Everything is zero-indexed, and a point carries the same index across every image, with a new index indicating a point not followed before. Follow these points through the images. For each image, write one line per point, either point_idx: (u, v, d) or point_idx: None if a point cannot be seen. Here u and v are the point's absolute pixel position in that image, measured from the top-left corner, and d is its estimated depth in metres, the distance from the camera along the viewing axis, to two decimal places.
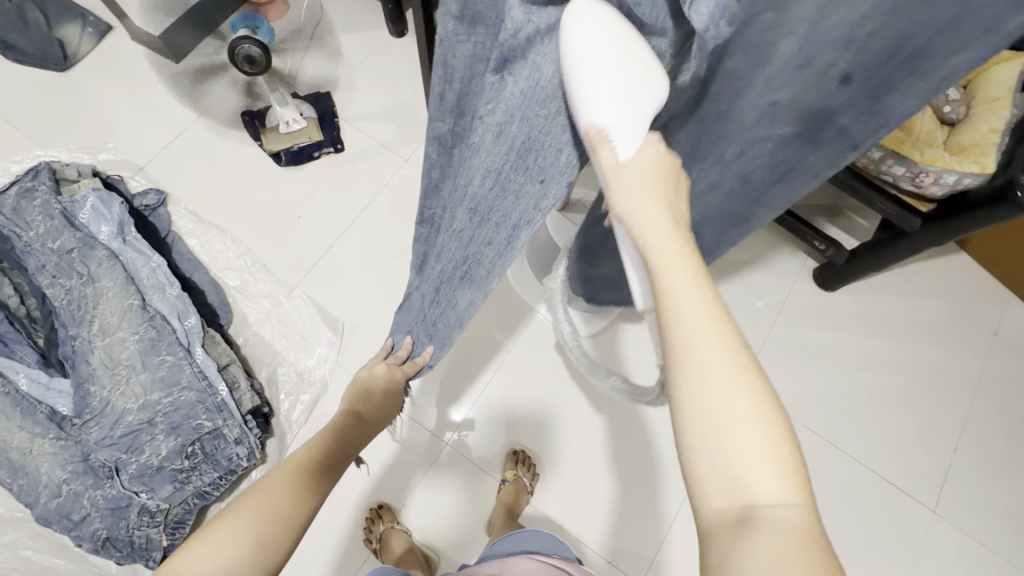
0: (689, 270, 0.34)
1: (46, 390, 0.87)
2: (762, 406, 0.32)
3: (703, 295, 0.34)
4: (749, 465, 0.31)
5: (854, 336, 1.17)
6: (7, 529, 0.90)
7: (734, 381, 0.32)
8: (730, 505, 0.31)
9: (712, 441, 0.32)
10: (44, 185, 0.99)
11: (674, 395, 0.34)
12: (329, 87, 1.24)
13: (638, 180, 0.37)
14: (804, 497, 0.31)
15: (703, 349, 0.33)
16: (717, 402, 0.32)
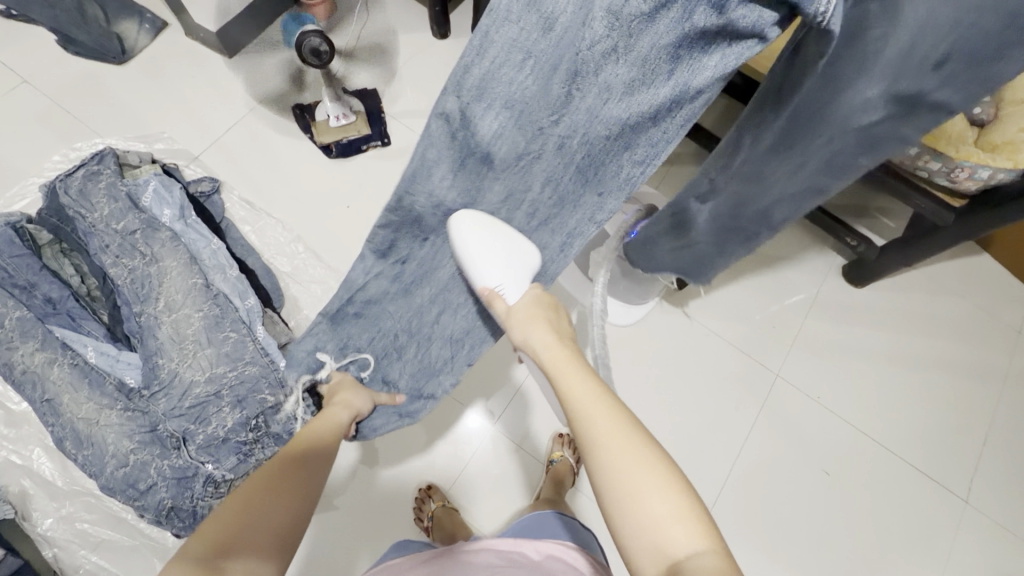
0: (579, 384, 0.55)
1: (115, 361, 0.91)
2: (663, 484, 0.45)
3: (595, 407, 0.52)
4: (666, 529, 0.43)
5: (882, 330, 1.21)
6: (65, 502, 0.91)
7: (640, 477, 0.46)
8: (659, 568, 0.42)
9: (632, 507, 0.45)
10: (109, 169, 1.02)
11: (597, 472, 0.48)
12: (375, 84, 1.29)
13: (528, 315, 0.65)
14: (716, 548, 0.42)
15: (604, 435, 0.49)
16: (620, 482, 0.46)
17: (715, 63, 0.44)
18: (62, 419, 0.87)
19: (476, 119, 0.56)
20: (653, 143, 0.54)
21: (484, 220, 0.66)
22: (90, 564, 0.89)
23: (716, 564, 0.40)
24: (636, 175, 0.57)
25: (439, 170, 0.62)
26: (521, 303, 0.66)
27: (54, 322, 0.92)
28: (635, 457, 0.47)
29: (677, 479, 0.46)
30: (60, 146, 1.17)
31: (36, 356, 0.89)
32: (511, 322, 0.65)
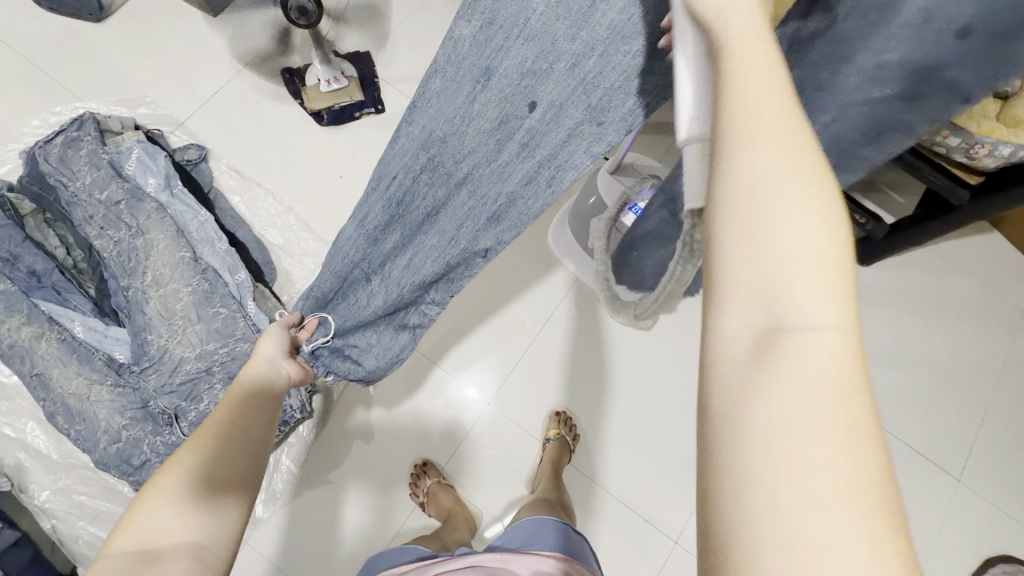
0: (760, 110, 0.25)
1: (104, 337, 0.90)
2: (810, 202, 0.24)
3: (762, 104, 0.25)
4: (782, 277, 0.23)
5: (886, 310, 1.19)
6: (61, 475, 0.92)
7: (776, 181, 0.24)
8: (749, 329, 0.23)
9: (753, 207, 0.24)
10: (90, 136, 0.97)
11: (720, 152, 0.25)
12: (368, 46, 1.22)
13: None
14: (853, 342, 0.22)
15: (757, 82, 0.26)
16: (754, 191, 0.24)
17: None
18: (52, 394, 0.86)
19: (456, 89, 0.53)
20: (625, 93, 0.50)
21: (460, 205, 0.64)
22: (89, 535, 0.90)
23: (839, 357, 0.22)
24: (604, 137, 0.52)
25: (439, 102, 0.54)
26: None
27: (39, 296, 0.90)
28: (803, 194, 0.23)
29: (840, 230, 0.24)
30: (39, 109, 1.12)
31: (23, 330, 0.87)
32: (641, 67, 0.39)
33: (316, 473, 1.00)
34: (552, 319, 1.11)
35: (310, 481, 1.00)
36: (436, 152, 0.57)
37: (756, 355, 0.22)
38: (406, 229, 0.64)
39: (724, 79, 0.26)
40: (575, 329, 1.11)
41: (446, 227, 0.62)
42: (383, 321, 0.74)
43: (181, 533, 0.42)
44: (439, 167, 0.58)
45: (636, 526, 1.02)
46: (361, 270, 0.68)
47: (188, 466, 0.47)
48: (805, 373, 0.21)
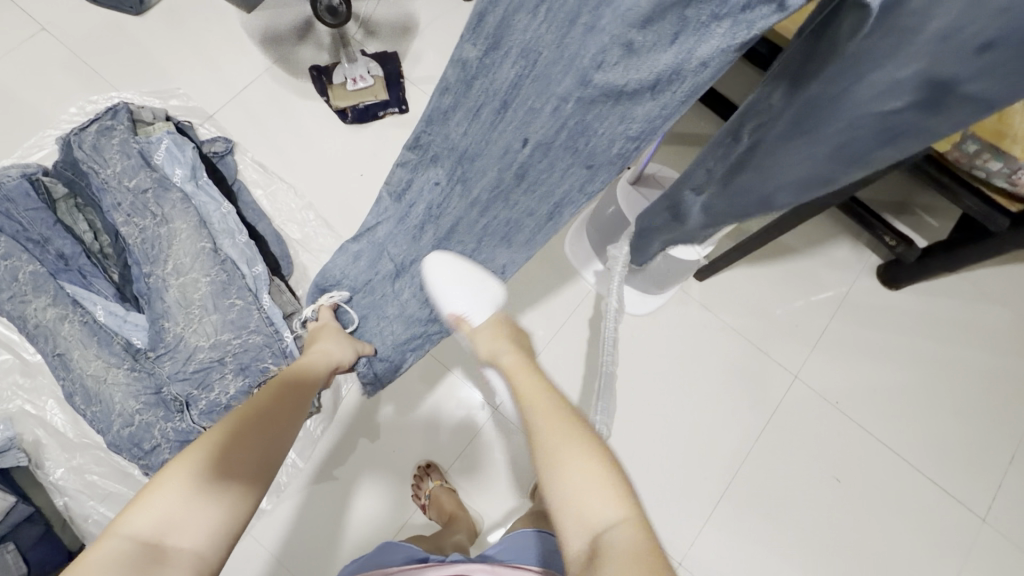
0: (530, 381, 0.60)
1: (123, 322, 0.92)
2: (588, 463, 0.47)
3: (540, 400, 0.56)
4: (586, 501, 0.45)
5: (914, 337, 1.14)
6: (75, 454, 0.94)
7: (568, 461, 0.48)
8: (583, 544, 0.43)
9: (552, 470, 0.48)
10: (122, 125, 1.00)
11: (543, 484, 0.48)
12: (396, 46, 1.23)
13: (485, 335, 0.70)
14: (633, 517, 0.44)
15: (555, 452, 0.49)
16: (549, 460, 0.49)
17: (720, 36, 0.40)
18: (71, 374, 0.88)
19: (494, 66, 0.52)
20: (648, 119, 0.49)
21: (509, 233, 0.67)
22: (98, 514, 0.92)
23: (628, 537, 0.42)
24: (627, 153, 0.55)
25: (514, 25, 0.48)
26: (483, 323, 0.71)
27: (65, 278, 0.93)
28: (587, 475, 0.47)
29: (612, 470, 0.47)
30: (77, 97, 1.15)
31: (48, 311, 0.90)
32: (475, 338, 0.70)
33: (320, 468, 1.01)
34: (564, 327, 1.10)
35: (312, 474, 1.00)
36: (488, 64, 0.52)
37: (584, 553, 0.42)
38: (439, 228, 0.74)
39: (529, 424, 0.54)
40: (585, 337, 1.10)
41: (459, 173, 0.67)
42: (405, 319, 0.83)
43: (180, 536, 0.45)
44: (482, 98, 0.56)
45: None
46: (393, 266, 0.79)
47: (190, 468, 0.49)
48: (609, 557, 0.40)
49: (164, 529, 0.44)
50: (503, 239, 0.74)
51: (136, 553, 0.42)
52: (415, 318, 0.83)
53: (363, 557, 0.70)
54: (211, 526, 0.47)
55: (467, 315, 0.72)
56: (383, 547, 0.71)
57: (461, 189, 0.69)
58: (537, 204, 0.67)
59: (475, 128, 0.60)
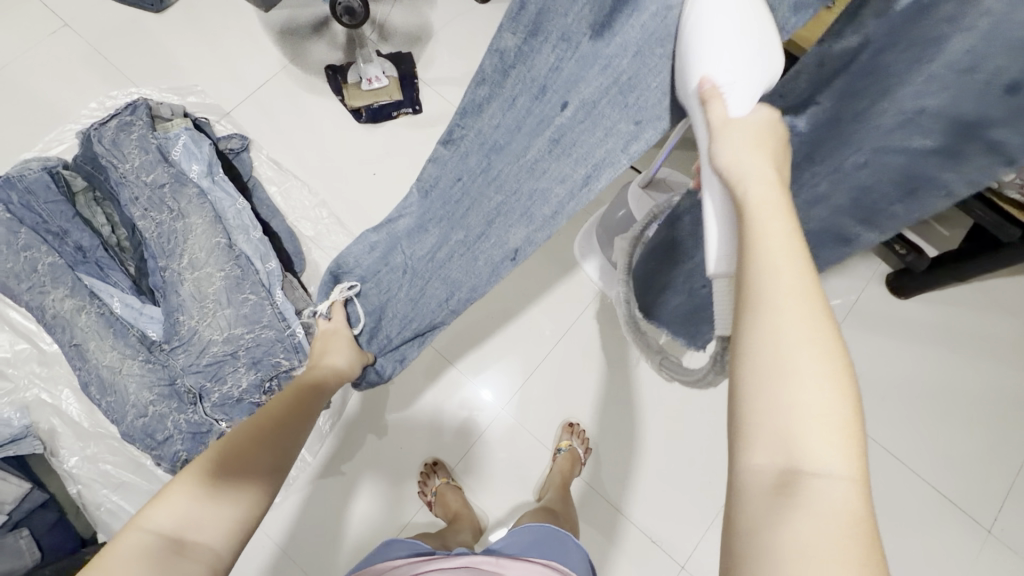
0: (767, 213, 0.35)
1: (139, 315, 0.93)
2: (819, 369, 0.30)
3: (771, 227, 0.34)
4: (807, 430, 0.29)
5: (923, 346, 1.14)
6: (89, 443, 0.95)
7: (803, 353, 0.30)
8: (772, 468, 0.29)
9: (778, 366, 0.30)
10: (141, 121, 1.02)
11: (742, 345, 0.32)
12: (411, 47, 1.24)
13: (745, 132, 0.39)
14: (856, 473, 0.29)
15: (786, 316, 0.31)
16: (772, 348, 0.31)
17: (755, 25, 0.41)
18: (87, 364, 0.90)
19: (532, 53, 0.44)
20: (711, 82, 0.46)
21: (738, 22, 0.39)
22: (111, 503, 0.94)
23: (853, 501, 0.28)
24: (622, 153, 0.48)
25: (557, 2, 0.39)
26: (751, 118, 0.40)
27: (83, 270, 0.95)
28: (825, 394, 0.30)
29: (847, 385, 0.31)
30: (97, 92, 1.17)
31: (66, 302, 0.92)
32: (721, 136, 0.39)
33: (328, 462, 1.02)
34: (572, 329, 1.11)
35: (319, 469, 1.01)
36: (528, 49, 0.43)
37: (776, 489, 0.29)
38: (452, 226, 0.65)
39: (752, 230, 0.34)
40: (592, 340, 1.11)
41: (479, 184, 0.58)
42: (408, 323, 0.81)
43: (200, 534, 0.46)
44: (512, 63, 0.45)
45: (642, 544, 1.01)
46: (402, 260, 0.71)
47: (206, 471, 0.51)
48: (815, 512, 0.28)
49: (182, 526, 0.46)
50: (503, 233, 0.61)
51: (158, 547, 0.43)
52: (417, 322, 0.80)
53: (370, 553, 0.71)
54: (227, 528, 0.48)
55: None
56: (390, 541, 0.72)
57: (450, 191, 0.62)
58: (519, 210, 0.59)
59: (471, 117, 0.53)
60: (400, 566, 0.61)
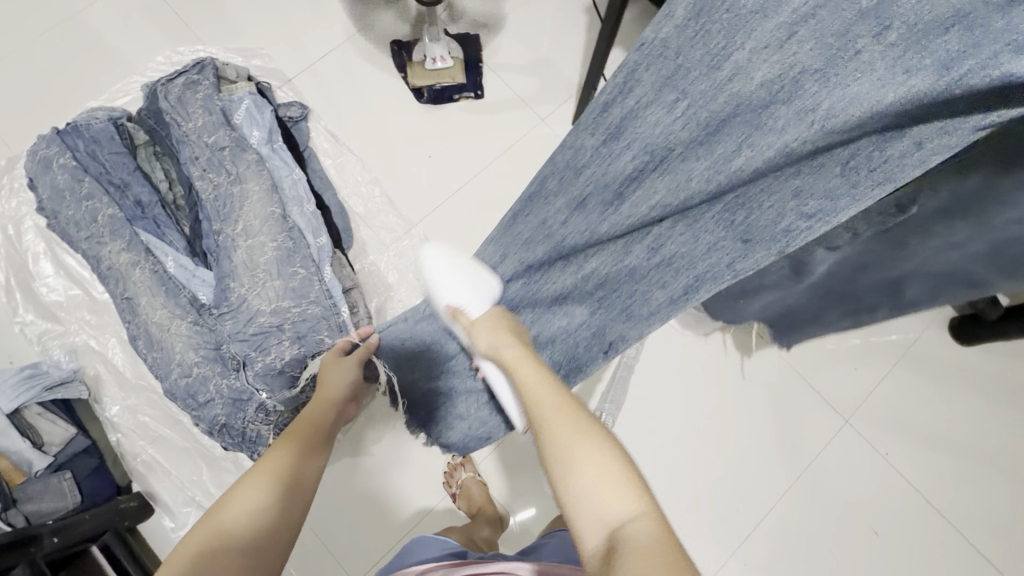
0: (533, 376, 0.50)
1: (191, 276, 0.94)
2: (598, 451, 0.41)
3: (542, 391, 0.48)
4: (596, 498, 0.39)
5: (980, 398, 1.08)
6: (131, 394, 0.97)
7: (575, 448, 0.42)
8: (599, 541, 0.38)
9: (564, 463, 0.41)
10: (207, 81, 1.01)
11: (553, 468, 0.42)
12: (479, 29, 1.21)
13: (488, 324, 0.62)
14: (651, 512, 0.38)
15: (560, 443, 0.42)
16: (555, 444, 0.43)
17: (936, 126, 0.32)
18: (137, 318, 0.92)
19: (613, 155, 0.51)
20: (829, 195, 0.37)
21: (456, 270, 0.68)
22: (146, 455, 0.96)
23: (652, 532, 0.36)
24: (794, 235, 0.40)
25: (647, 87, 0.46)
26: (484, 314, 0.64)
27: (141, 225, 0.96)
28: (602, 467, 0.40)
29: (613, 445, 0.42)
30: (164, 47, 1.17)
31: (122, 255, 0.93)
32: (474, 330, 0.62)
33: (358, 441, 1.02)
34: None
35: (349, 447, 1.02)
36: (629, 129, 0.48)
37: (603, 553, 0.37)
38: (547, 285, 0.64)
39: (524, 387, 0.49)
40: None
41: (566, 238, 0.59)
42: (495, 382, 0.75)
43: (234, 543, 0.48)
44: (597, 147, 0.52)
45: None
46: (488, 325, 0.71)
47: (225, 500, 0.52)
48: (630, 555, 0.34)
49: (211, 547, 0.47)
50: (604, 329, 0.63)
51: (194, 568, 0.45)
52: None
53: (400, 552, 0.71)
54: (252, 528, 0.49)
55: (465, 307, 0.65)
56: (417, 542, 0.72)
57: (571, 267, 0.60)
58: (674, 277, 0.50)
59: (579, 221, 0.57)
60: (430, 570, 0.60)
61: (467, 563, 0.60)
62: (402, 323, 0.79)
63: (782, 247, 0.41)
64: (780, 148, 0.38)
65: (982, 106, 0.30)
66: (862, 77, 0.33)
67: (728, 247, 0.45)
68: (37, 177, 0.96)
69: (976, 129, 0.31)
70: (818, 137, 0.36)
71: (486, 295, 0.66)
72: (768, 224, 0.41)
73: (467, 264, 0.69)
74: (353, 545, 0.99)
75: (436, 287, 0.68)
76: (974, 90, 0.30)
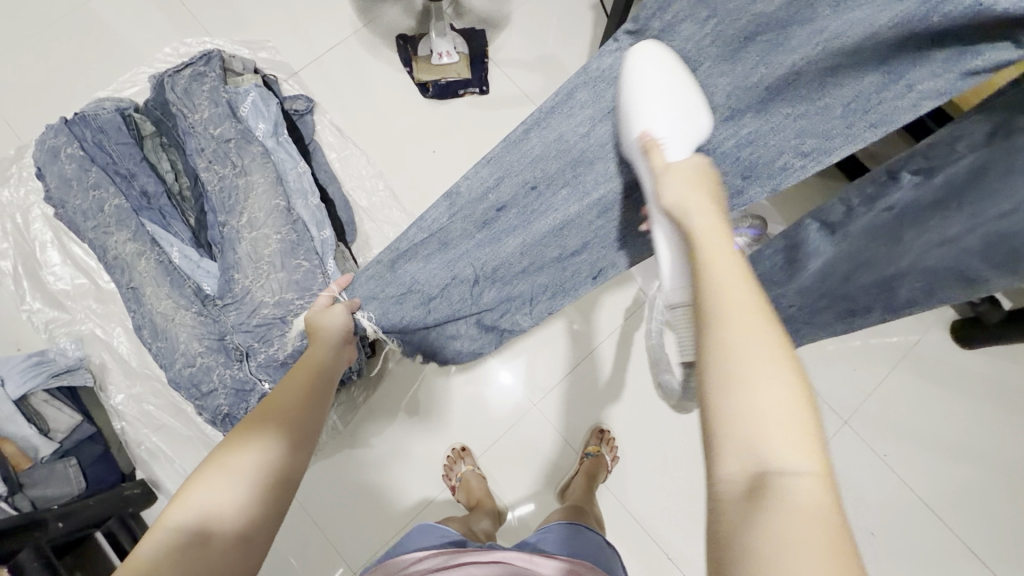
0: (723, 271, 0.42)
1: (196, 267, 0.95)
2: (786, 384, 0.36)
3: (731, 279, 0.41)
4: (763, 431, 0.34)
5: (979, 403, 1.08)
6: (135, 382, 0.99)
7: (757, 376, 0.36)
8: (744, 477, 0.34)
9: (733, 384, 0.36)
10: (214, 72, 1.02)
11: (716, 386, 0.37)
12: (485, 24, 1.21)
13: (684, 174, 0.53)
14: (818, 467, 0.34)
15: (747, 355, 0.37)
16: (725, 358, 0.37)
17: (937, 64, 0.44)
18: (143, 308, 0.93)
19: (632, 80, 0.61)
20: (826, 131, 0.53)
21: (659, 63, 0.57)
22: (150, 443, 0.97)
23: (819, 494, 0.32)
24: (790, 169, 0.58)
25: (680, 11, 0.55)
26: (683, 163, 0.54)
27: (146, 216, 0.96)
28: (785, 405, 0.35)
29: (803, 386, 0.37)
30: (172, 38, 1.18)
31: (128, 245, 0.94)
32: (663, 180, 0.53)
33: (358, 433, 1.04)
34: (614, 334, 1.10)
35: (349, 438, 1.03)
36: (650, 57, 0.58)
37: (747, 489, 0.33)
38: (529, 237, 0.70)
39: (711, 285, 0.41)
40: (631, 350, 1.09)
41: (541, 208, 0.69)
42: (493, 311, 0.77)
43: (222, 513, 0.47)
44: (615, 74, 0.62)
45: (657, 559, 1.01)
46: (473, 271, 0.72)
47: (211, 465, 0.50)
48: (791, 512, 0.31)
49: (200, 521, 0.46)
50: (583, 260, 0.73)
51: (185, 543, 0.44)
52: (509, 299, 0.76)
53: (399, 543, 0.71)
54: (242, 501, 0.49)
55: (662, 140, 0.57)
56: (416, 531, 0.73)
57: (577, 195, 0.68)
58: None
59: (598, 134, 0.65)
60: (427, 559, 0.61)
61: (464, 553, 0.61)
62: (381, 264, 0.74)
63: (776, 180, 0.59)
64: (789, 66, 0.51)
65: (992, 42, 0.41)
66: (866, 4, 0.44)
67: (730, 182, 0.60)
68: (45, 166, 0.97)
69: (961, 73, 0.44)
70: (827, 52, 0.48)
71: (680, 117, 0.57)
72: (762, 161, 0.58)
73: (683, 76, 0.57)
74: (352, 536, 1.00)
75: (637, 101, 0.59)
76: (951, 20, 0.40)
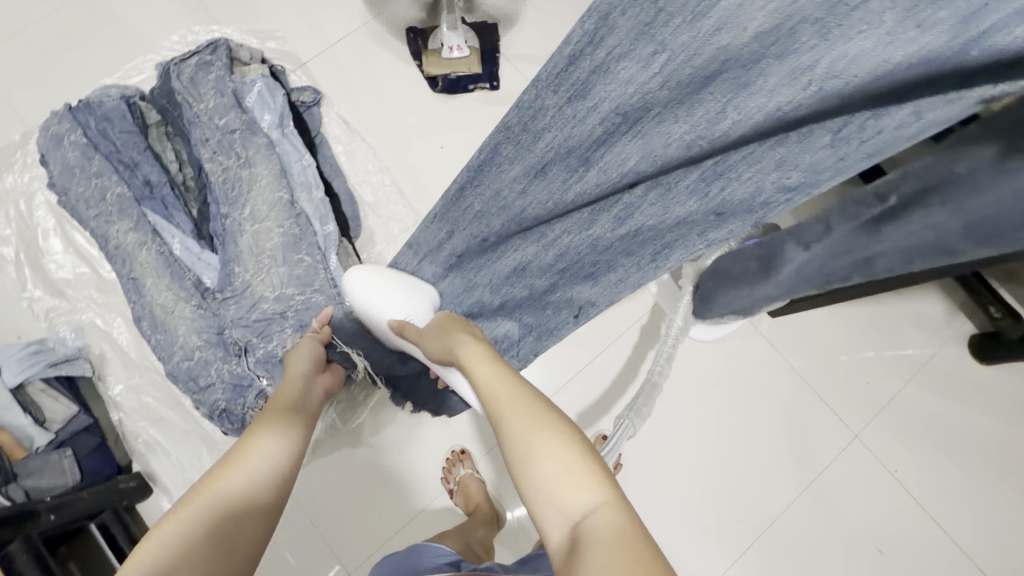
0: (484, 373, 0.56)
1: (196, 260, 0.93)
2: (563, 449, 0.44)
3: (504, 388, 0.53)
4: (562, 492, 0.42)
5: (996, 421, 1.05)
6: (134, 374, 0.98)
7: (540, 448, 0.45)
8: (562, 537, 0.41)
9: (533, 468, 0.44)
10: (221, 61, 1.00)
11: (523, 475, 0.45)
12: (497, 18, 1.19)
13: (436, 326, 0.69)
14: (612, 499, 0.41)
15: (533, 439, 0.46)
16: (525, 445, 0.46)
17: (931, 106, 0.35)
18: (143, 299, 0.92)
19: (582, 117, 0.54)
20: (812, 167, 0.42)
21: (377, 280, 0.79)
22: (147, 436, 0.96)
23: (610, 520, 0.39)
24: (771, 205, 0.47)
25: (619, 42, 0.49)
26: (429, 327, 0.71)
27: (148, 206, 0.95)
28: (569, 461, 0.43)
29: (579, 438, 0.45)
30: (180, 25, 1.16)
31: (129, 235, 0.93)
32: (425, 339, 0.69)
33: (358, 432, 1.02)
34: (620, 339, 1.07)
35: (348, 438, 1.02)
36: (581, 97, 0.53)
37: (567, 546, 0.40)
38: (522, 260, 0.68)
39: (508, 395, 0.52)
40: (637, 355, 1.07)
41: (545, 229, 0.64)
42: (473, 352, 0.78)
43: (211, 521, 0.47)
44: (556, 104, 0.56)
45: None
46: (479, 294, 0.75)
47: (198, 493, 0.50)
48: (594, 549, 0.37)
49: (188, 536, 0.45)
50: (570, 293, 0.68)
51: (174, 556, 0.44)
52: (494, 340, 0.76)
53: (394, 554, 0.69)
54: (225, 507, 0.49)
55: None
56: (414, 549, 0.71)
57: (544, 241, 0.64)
58: (642, 247, 0.58)
59: (539, 189, 0.61)
60: None
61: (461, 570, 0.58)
62: (370, 295, 0.80)
63: (759, 215, 0.48)
64: (773, 110, 0.41)
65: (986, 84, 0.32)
66: (855, 36, 0.35)
67: (701, 219, 0.51)
68: (49, 153, 0.96)
69: (970, 101, 0.33)
70: (818, 96, 0.39)
71: (423, 302, 0.77)
72: (733, 199, 0.48)
73: (403, 276, 0.80)
74: (348, 536, 0.98)
75: (370, 303, 0.79)
76: (973, 58, 0.31)
